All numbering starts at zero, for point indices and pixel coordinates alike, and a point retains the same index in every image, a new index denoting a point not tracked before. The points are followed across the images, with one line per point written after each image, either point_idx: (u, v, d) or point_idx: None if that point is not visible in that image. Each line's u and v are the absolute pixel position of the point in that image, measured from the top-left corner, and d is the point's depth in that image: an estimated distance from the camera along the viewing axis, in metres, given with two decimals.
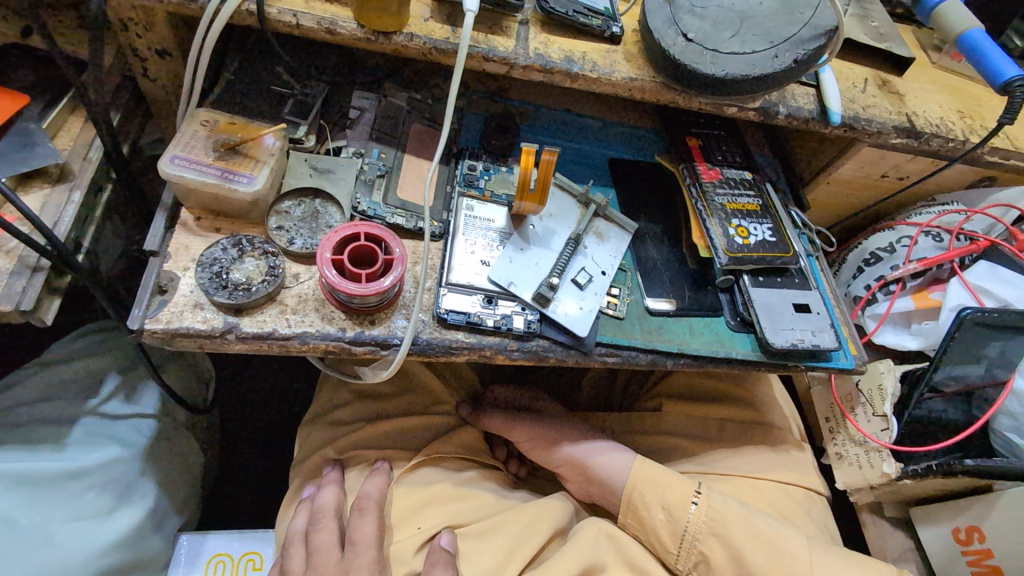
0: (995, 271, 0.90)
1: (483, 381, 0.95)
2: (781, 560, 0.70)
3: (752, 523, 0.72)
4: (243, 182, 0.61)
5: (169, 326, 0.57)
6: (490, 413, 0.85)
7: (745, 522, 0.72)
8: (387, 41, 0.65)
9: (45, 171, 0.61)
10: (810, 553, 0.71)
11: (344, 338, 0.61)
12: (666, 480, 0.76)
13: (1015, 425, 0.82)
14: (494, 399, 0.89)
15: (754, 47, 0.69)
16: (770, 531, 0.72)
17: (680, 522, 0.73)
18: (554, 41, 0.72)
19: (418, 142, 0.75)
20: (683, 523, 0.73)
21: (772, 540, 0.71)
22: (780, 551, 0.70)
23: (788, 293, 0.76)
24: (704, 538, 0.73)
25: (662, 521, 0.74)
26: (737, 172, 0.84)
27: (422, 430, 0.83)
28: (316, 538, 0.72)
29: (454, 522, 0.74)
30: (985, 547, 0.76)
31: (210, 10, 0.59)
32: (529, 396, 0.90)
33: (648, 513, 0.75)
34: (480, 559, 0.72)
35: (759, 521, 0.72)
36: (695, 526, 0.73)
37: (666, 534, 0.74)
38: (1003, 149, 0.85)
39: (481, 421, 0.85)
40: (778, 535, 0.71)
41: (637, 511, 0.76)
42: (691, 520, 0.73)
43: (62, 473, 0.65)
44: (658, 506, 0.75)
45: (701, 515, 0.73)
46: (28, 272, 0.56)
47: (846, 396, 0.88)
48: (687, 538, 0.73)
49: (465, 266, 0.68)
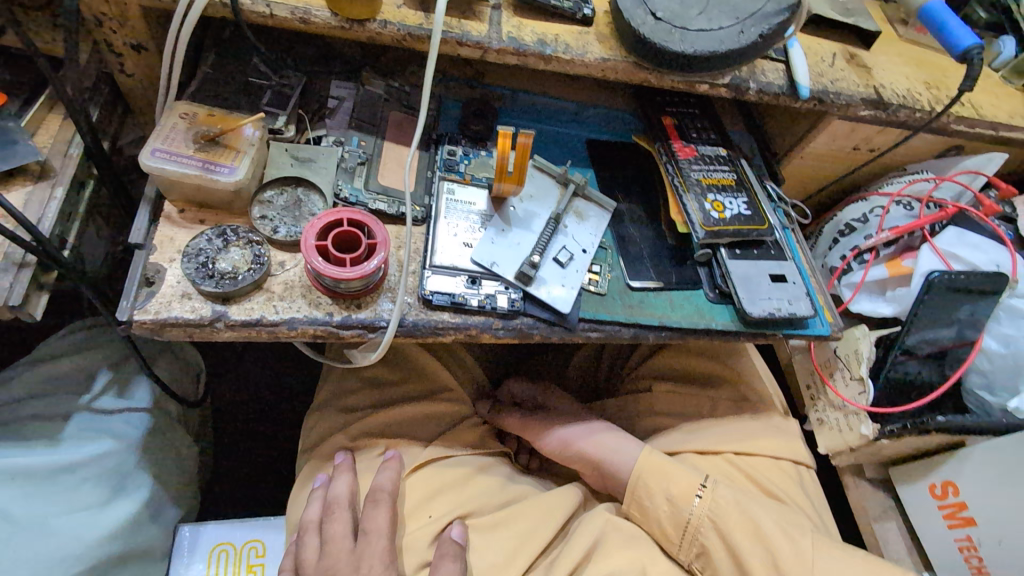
0: (963, 234, 0.93)
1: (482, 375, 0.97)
2: (785, 560, 0.70)
3: (752, 520, 0.73)
4: (225, 172, 0.62)
5: (158, 317, 0.58)
6: (507, 412, 0.90)
7: (746, 521, 0.73)
8: (361, 29, 0.65)
9: (25, 168, 0.61)
10: (813, 551, 0.71)
11: (331, 322, 0.62)
12: (673, 473, 0.77)
13: (984, 381, 0.87)
14: (511, 396, 0.93)
15: (720, 24, 0.70)
16: (775, 531, 0.72)
17: (683, 511, 0.75)
18: (527, 24, 0.73)
19: (397, 130, 0.76)
20: (686, 513, 0.75)
21: (776, 542, 0.71)
22: (784, 550, 0.70)
23: (764, 265, 0.78)
24: (704, 532, 0.74)
25: (666, 512, 0.76)
26: (712, 148, 0.85)
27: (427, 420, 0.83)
28: (328, 527, 0.70)
29: (463, 512, 0.75)
30: (960, 500, 0.79)
31: (185, 2, 0.60)
32: (544, 390, 0.93)
33: (652, 502, 0.77)
34: (486, 553, 0.73)
35: (761, 520, 0.72)
36: (697, 519, 0.74)
37: (669, 524, 0.76)
38: (967, 117, 0.87)
39: (498, 419, 0.90)
40: (777, 532, 0.72)
41: (641, 501, 0.77)
42: (694, 512, 0.74)
43: (56, 467, 0.66)
44: (663, 496, 0.76)
45: (704, 509, 0.74)
46: (14, 268, 0.56)
47: (825, 363, 0.91)
48: (689, 530, 0.75)
49: (448, 249, 0.69)
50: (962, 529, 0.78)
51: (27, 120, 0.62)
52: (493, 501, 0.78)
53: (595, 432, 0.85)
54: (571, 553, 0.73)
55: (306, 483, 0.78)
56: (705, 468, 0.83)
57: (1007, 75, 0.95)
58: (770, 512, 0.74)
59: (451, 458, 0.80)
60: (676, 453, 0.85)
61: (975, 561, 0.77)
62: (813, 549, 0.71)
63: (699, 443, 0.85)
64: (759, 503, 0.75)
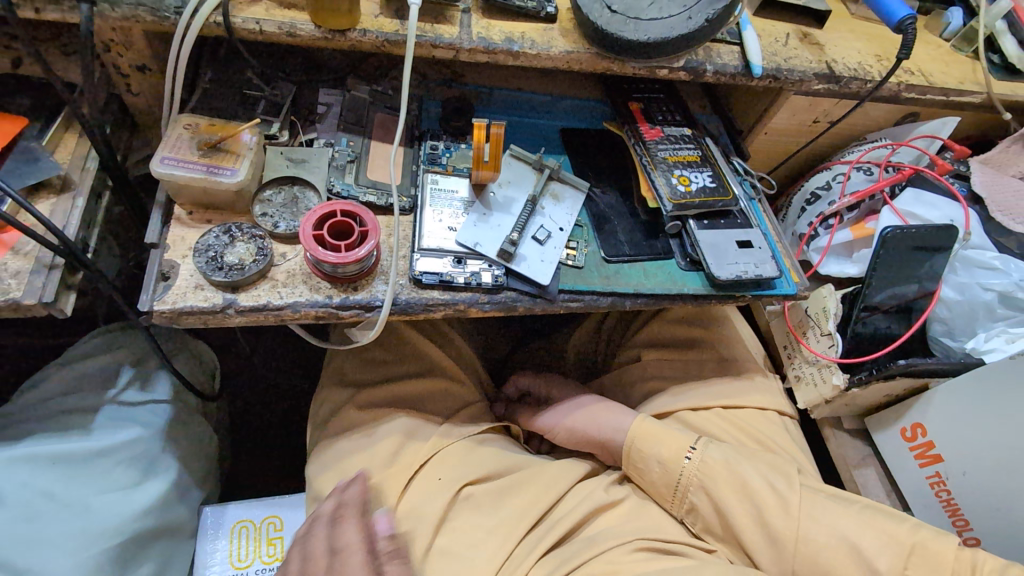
0: (920, 195, 0.99)
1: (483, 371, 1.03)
2: (769, 512, 0.73)
3: (738, 476, 0.76)
4: (227, 174, 0.68)
5: (175, 306, 0.64)
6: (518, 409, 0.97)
7: (733, 478, 0.76)
8: (342, 38, 0.72)
9: (48, 182, 0.68)
10: (802, 503, 0.73)
11: (331, 303, 0.69)
12: (663, 436, 0.81)
13: (947, 329, 0.95)
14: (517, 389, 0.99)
15: (670, 12, 0.77)
16: (761, 486, 0.75)
17: (674, 473, 0.79)
18: (495, 25, 0.79)
19: (382, 129, 0.82)
20: (677, 473, 0.79)
21: (762, 496, 0.74)
22: (769, 502, 0.73)
23: (731, 233, 0.84)
24: (693, 490, 0.78)
25: (658, 474, 0.80)
26: (677, 129, 0.91)
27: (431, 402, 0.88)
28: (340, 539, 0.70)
29: (472, 479, 0.78)
30: (929, 439, 0.87)
31: (182, 25, 0.66)
32: (547, 386, 0.97)
33: (646, 465, 0.81)
34: (491, 515, 0.76)
35: (749, 477, 0.75)
36: (687, 478, 0.78)
37: (662, 484, 0.80)
38: (918, 85, 0.93)
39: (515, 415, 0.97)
40: (762, 486, 0.75)
41: (636, 464, 0.82)
42: (684, 472, 0.78)
43: (92, 452, 0.73)
44: (655, 459, 0.80)
45: (693, 468, 0.78)
46: (45, 270, 0.63)
47: (799, 323, 0.99)
48: (680, 488, 0.79)
49: (435, 233, 0.76)
50: (932, 467, 0.86)
51: (47, 140, 0.69)
52: (500, 466, 0.81)
53: (596, 410, 0.88)
54: (570, 514, 0.77)
55: (323, 454, 0.81)
56: (698, 422, 0.89)
57: (957, 45, 1.00)
58: (759, 468, 0.77)
59: (455, 428, 0.83)
60: (665, 415, 0.91)
61: (944, 495, 0.85)
62: (799, 501, 0.73)
63: (690, 401, 0.91)
64: (748, 460, 0.78)
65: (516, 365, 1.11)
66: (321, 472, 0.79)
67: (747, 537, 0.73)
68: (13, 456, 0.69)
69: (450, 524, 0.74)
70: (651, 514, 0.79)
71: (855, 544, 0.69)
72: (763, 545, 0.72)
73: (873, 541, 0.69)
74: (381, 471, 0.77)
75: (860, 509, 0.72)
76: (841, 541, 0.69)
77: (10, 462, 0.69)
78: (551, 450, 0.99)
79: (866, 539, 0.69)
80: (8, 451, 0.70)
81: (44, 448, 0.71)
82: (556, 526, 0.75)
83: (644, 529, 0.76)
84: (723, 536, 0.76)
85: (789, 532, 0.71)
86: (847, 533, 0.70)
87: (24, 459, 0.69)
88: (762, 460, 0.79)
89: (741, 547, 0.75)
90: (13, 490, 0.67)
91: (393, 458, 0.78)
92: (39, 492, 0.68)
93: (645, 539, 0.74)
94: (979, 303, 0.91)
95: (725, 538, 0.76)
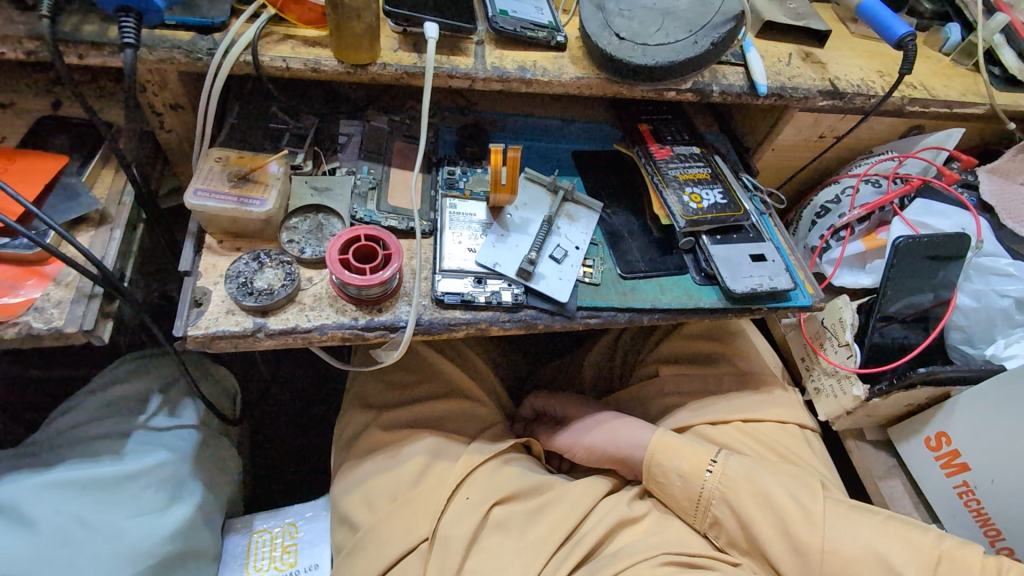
0: (930, 206, 1.01)
1: (503, 390, 1.04)
2: (793, 523, 0.72)
3: (760, 488, 0.76)
4: (257, 204, 0.71)
5: (208, 330, 0.67)
6: (538, 428, 0.97)
7: (755, 489, 0.76)
8: (364, 72, 0.76)
9: (88, 216, 0.72)
10: (826, 515, 0.73)
11: (357, 325, 0.71)
12: (684, 450, 0.81)
13: (965, 337, 0.96)
14: (531, 409, 1.00)
15: (676, 37, 0.80)
16: (784, 496, 0.75)
17: (696, 485, 0.79)
18: (508, 55, 0.83)
19: (401, 157, 0.85)
20: (698, 487, 0.79)
21: (785, 506, 0.74)
22: (792, 513, 0.73)
23: (744, 247, 0.85)
24: (715, 502, 0.78)
25: (679, 487, 0.80)
26: (686, 148, 0.94)
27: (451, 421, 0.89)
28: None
29: (502, 498, 0.77)
30: (953, 448, 0.86)
31: (213, 65, 0.70)
32: (560, 405, 0.98)
33: (667, 479, 0.81)
34: (517, 535, 0.76)
35: (771, 488, 0.75)
36: (709, 491, 0.78)
37: (683, 498, 0.80)
38: (922, 98, 0.94)
39: (535, 433, 0.98)
40: (784, 498, 0.75)
41: (657, 478, 0.82)
42: (706, 484, 0.78)
43: (122, 475, 0.75)
44: (676, 473, 0.80)
45: (715, 481, 0.78)
46: (85, 299, 0.66)
47: (815, 334, 1.00)
48: (702, 501, 0.79)
49: (455, 255, 0.78)
50: (959, 476, 0.85)
51: (87, 176, 0.73)
52: (526, 484, 0.81)
53: (613, 427, 0.88)
54: (593, 532, 0.77)
55: (349, 475, 0.82)
56: (717, 436, 0.89)
57: (957, 59, 1.02)
58: (782, 481, 0.77)
59: (478, 447, 0.84)
60: (686, 429, 0.91)
61: (973, 505, 0.84)
62: (822, 511, 0.73)
63: (710, 415, 0.91)
64: (770, 473, 0.78)
65: (535, 384, 1.12)
66: (346, 493, 0.80)
67: (772, 549, 0.72)
68: (49, 481, 0.72)
69: (478, 545, 0.74)
70: (675, 529, 0.79)
71: (881, 554, 0.69)
72: (788, 556, 0.72)
73: (899, 550, 0.69)
74: (408, 491, 0.77)
75: (884, 520, 0.72)
76: (868, 552, 0.69)
77: (46, 487, 0.71)
78: (571, 469, 0.99)
79: (892, 549, 0.69)
80: (45, 477, 0.72)
81: (77, 472, 0.73)
82: (577, 547, 0.75)
83: (667, 543, 0.75)
84: (747, 549, 0.76)
85: (814, 542, 0.71)
86: (872, 543, 0.70)
87: (59, 484, 0.72)
88: (783, 472, 0.79)
89: (765, 558, 0.74)
90: (48, 515, 0.70)
91: (418, 479, 0.78)
92: (72, 517, 0.70)
93: (668, 553, 0.73)
94: (995, 310, 0.92)
95: (749, 550, 0.76)
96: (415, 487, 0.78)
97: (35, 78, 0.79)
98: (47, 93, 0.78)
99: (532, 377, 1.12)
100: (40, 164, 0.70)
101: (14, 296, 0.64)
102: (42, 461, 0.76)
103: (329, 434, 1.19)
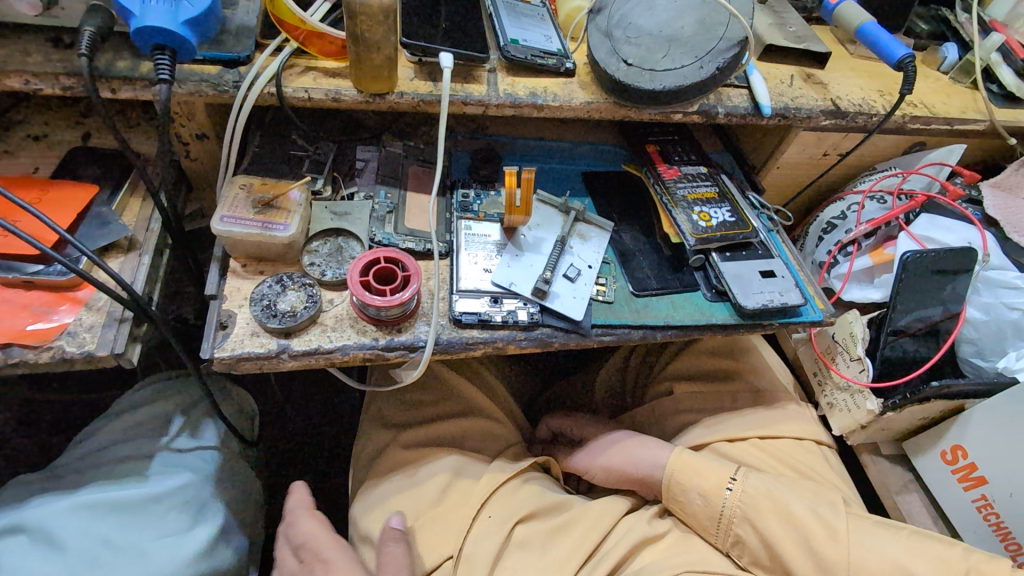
0: (935, 220, 1.02)
1: (516, 409, 1.05)
2: (817, 539, 0.73)
3: (781, 505, 0.76)
4: (280, 229, 0.73)
5: (234, 352, 0.68)
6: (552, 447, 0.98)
7: (776, 507, 0.77)
8: (382, 100, 0.78)
9: (118, 243, 0.74)
10: (849, 530, 0.73)
11: (378, 345, 0.72)
12: (703, 469, 0.82)
13: (976, 349, 0.97)
14: (545, 429, 1.01)
15: (682, 62, 0.83)
16: (805, 513, 0.75)
17: (716, 505, 0.79)
18: (519, 81, 0.85)
19: (417, 181, 0.88)
20: (719, 506, 0.79)
21: (807, 522, 0.74)
22: (815, 529, 0.73)
23: (754, 264, 0.87)
24: (738, 521, 0.78)
25: (700, 506, 0.80)
26: (694, 168, 0.96)
27: (467, 440, 0.89)
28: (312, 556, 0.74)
29: (522, 517, 0.78)
30: (970, 461, 0.87)
31: (239, 96, 0.73)
32: (574, 423, 0.98)
33: (686, 498, 0.81)
34: (539, 555, 0.76)
35: (792, 504, 0.76)
36: (730, 510, 0.78)
37: (704, 516, 0.80)
38: (922, 116, 0.97)
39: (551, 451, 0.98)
40: (805, 513, 0.75)
41: (677, 497, 0.82)
42: (727, 503, 0.79)
43: (147, 497, 0.76)
44: (695, 492, 0.81)
45: (735, 499, 0.78)
46: (116, 323, 0.68)
47: (827, 349, 1.01)
48: (723, 520, 0.79)
49: (471, 275, 0.80)
50: (977, 489, 0.86)
51: (117, 205, 0.76)
52: (545, 503, 0.81)
53: (628, 446, 0.89)
54: (615, 550, 0.77)
55: (369, 494, 0.83)
56: (734, 453, 0.90)
57: (956, 76, 1.05)
58: (804, 497, 0.77)
59: (498, 465, 0.85)
60: (701, 446, 0.92)
61: (993, 519, 0.84)
62: (846, 527, 0.73)
63: (726, 431, 0.92)
64: (790, 489, 0.78)
65: (547, 403, 1.13)
66: (366, 513, 0.81)
67: (796, 566, 0.72)
68: (77, 502, 0.73)
69: (502, 565, 0.74)
70: (695, 547, 0.79)
71: (907, 568, 0.69)
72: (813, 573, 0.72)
73: (924, 564, 0.69)
74: (429, 510, 0.78)
75: (908, 534, 0.72)
76: (893, 566, 0.69)
77: (73, 509, 0.73)
78: (587, 488, 0.99)
79: (918, 563, 0.69)
80: (73, 498, 0.74)
81: (103, 495, 0.74)
82: (601, 565, 0.75)
83: (690, 562, 0.75)
84: (772, 567, 0.75)
85: (839, 558, 0.71)
86: (899, 558, 0.70)
87: (86, 505, 0.73)
88: (801, 487, 0.79)
89: None
90: (76, 538, 0.71)
91: (438, 499, 0.79)
92: (100, 539, 0.71)
93: (692, 571, 0.73)
94: (1005, 323, 0.93)
95: (773, 568, 0.75)
96: (435, 506, 0.79)
97: (66, 111, 0.82)
98: (78, 126, 0.81)
99: (544, 395, 1.13)
100: (73, 194, 0.73)
101: (48, 321, 0.66)
102: (69, 482, 0.78)
103: (344, 455, 1.20)
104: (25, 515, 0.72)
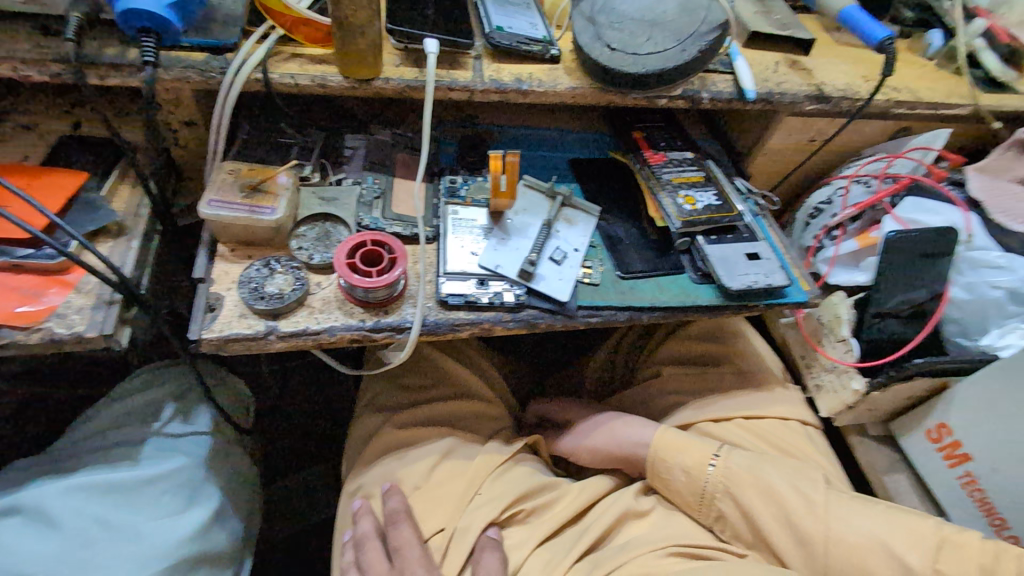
0: (919, 203, 1.03)
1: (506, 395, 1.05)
2: (796, 515, 0.73)
3: (763, 481, 0.77)
4: (267, 213, 0.74)
5: (221, 334, 0.69)
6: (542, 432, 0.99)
7: (757, 482, 0.77)
8: (368, 86, 0.79)
9: (107, 228, 0.75)
10: (828, 505, 0.74)
11: (365, 326, 0.73)
12: (687, 446, 0.83)
13: (960, 329, 0.98)
14: (534, 414, 1.02)
15: (664, 46, 0.84)
16: (787, 489, 0.76)
17: (699, 481, 0.80)
18: (504, 68, 0.86)
19: (404, 167, 0.89)
20: (702, 482, 0.80)
21: (787, 498, 0.75)
22: (795, 504, 0.74)
23: (739, 246, 0.87)
24: (720, 497, 0.79)
25: (683, 482, 0.81)
26: (680, 153, 0.97)
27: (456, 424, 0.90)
28: (393, 537, 0.73)
29: (513, 499, 0.79)
30: (955, 439, 0.88)
31: (226, 83, 0.74)
32: (564, 407, 0.99)
33: (670, 475, 0.82)
34: (524, 537, 0.77)
35: (774, 480, 0.77)
36: (713, 486, 0.79)
37: (688, 493, 0.81)
38: (906, 101, 0.98)
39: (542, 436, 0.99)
40: (785, 489, 0.76)
41: (661, 475, 0.83)
42: (710, 479, 0.80)
43: (139, 480, 0.77)
44: (680, 469, 0.81)
45: (718, 475, 0.79)
46: (104, 306, 0.69)
47: (813, 332, 1.03)
48: (707, 496, 0.80)
49: (458, 258, 0.81)
50: (962, 466, 0.86)
51: (106, 191, 0.77)
52: (533, 484, 0.82)
53: (616, 427, 0.90)
54: (599, 523, 0.78)
55: (361, 476, 0.84)
56: (719, 432, 0.91)
57: (941, 63, 1.06)
58: (784, 472, 0.78)
59: (493, 445, 0.85)
60: (689, 427, 0.93)
61: (977, 495, 0.84)
62: (826, 503, 0.74)
63: (713, 412, 0.93)
64: (773, 466, 0.79)
65: (539, 390, 1.14)
66: (359, 494, 0.82)
67: (776, 541, 0.74)
68: (70, 484, 0.74)
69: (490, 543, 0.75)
70: (680, 524, 0.80)
71: (885, 542, 0.69)
72: (792, 547, 0.73)
73: (902, 538, 0.70)
74: (420, 484, 0.80)
75: (886, 509, 0.73)
76: (871, 539, 0.70)
77: (66, 491, 0.74)
78: (577, 471, 1.00)
79: (895, 537, 0.70)
80: (66, 480, 0.75)
81: (95, 477, 0.75)
82: (585, 535, 0.77)
83: (674, 537, 0.77)
84: (754, 542, 0.77)
85: (818, 533, 0.72)
86: (876, 531, 0.70)
87: (79, 487, 0.74)
88: (783, 464, 0.80)
89: (770, 549, 0.75)
90: (70, 519, 0.72)
91: (428, 475, 0.81)
92: (92, 519, 0.72)
93: (678, 545, 0.75)
94: (988, 301, 0.94)
95: (754, 543, 0.77)
96: (425, 481, 0.80)
97: (56, 100, 0.83)
98: (68, 115, 0.82)
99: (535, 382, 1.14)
100: (62, 180, 0.74)
101: (38, 304, 0.67)
102: (62, 467, 0.78)
103: (338, 443, 1.22)
104: (18, 498, 0.73)
